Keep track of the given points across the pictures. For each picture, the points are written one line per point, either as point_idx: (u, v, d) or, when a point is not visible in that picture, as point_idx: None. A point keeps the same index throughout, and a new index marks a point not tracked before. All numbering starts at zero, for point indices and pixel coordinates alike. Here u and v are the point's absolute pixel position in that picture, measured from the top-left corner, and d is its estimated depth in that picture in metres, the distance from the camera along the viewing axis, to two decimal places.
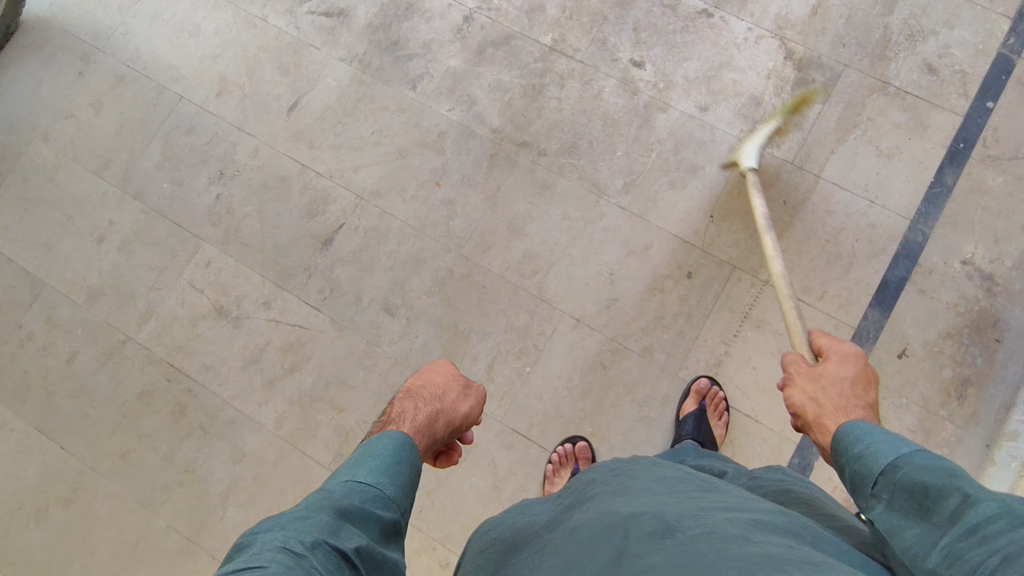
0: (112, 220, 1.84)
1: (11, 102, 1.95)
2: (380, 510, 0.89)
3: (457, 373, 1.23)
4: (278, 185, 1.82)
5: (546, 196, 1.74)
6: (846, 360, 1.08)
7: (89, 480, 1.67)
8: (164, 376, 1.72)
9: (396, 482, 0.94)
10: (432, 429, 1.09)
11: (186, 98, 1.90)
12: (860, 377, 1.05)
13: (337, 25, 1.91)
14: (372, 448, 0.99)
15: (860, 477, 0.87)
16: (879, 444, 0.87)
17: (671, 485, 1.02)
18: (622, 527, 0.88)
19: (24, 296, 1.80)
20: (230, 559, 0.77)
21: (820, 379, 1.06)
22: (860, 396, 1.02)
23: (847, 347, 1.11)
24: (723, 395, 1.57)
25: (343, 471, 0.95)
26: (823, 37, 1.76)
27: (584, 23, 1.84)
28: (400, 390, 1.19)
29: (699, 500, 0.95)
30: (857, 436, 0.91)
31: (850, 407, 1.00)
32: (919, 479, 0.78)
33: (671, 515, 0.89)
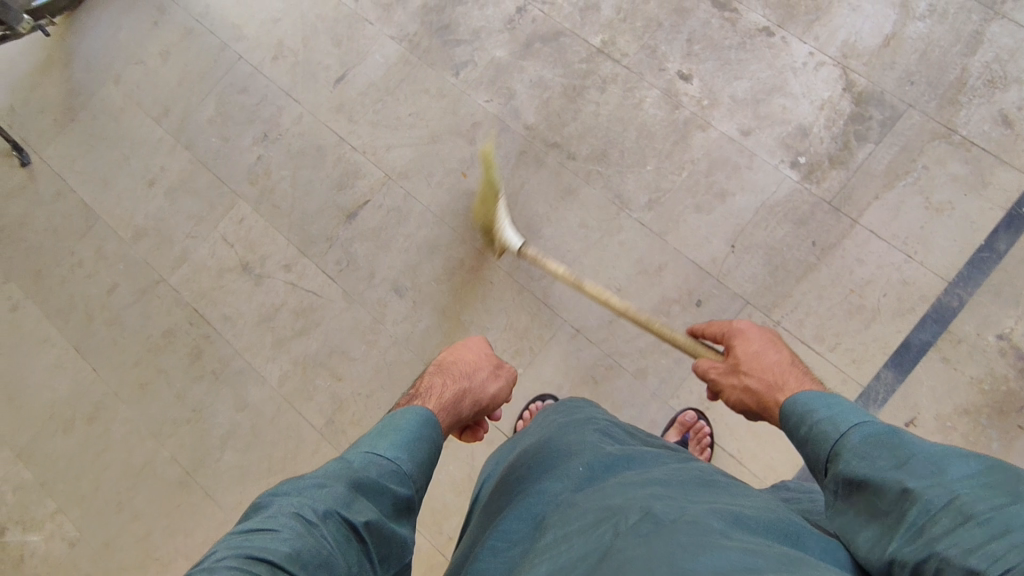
0: (163, 166, 1.96)
1: (92, 43, 2.09)
2: (394, 485, 0.89)
3: (489, 354, 1.32)
4: (314, 154, 1.88)
5: (567, 202, 1.73)
6: (749, 334, 1.18)
7: (111, 402, 1.83)
8: (187, 320, 1.85)
9: (414, 458, 0.94)
10: (458, 407, 1.16)
11: (244, 58, 1.98)
12: (765, 343, 1.15)
13: (394, 2, 1.94)
14: (394, 421, 1.00)
15: (819, 469, 0.90)
16: (823, 427, 0.90)
17: (670, 472, 0.95)
18: (614, 518, 0.79)
19: (79, 225, 1.96)
20: (245, 520, 0.78)
21: (739, 368, 1.14)
22: (780, 359, 1.12)
23: (741, 323, 1.21)
24: (708, 430, 1.54)
25: (365, 441, 0.95)
26: (890, 71, 1.64)
27: (636, 28, 1.79)
28: (432, 364, 1.26)
29: (698, 491, 0.88)
30: (802, 417, 0.95)
31: (782, 378, 1.07)
32: (864, 472, 0.80)
33: (659, 507, 0.80)
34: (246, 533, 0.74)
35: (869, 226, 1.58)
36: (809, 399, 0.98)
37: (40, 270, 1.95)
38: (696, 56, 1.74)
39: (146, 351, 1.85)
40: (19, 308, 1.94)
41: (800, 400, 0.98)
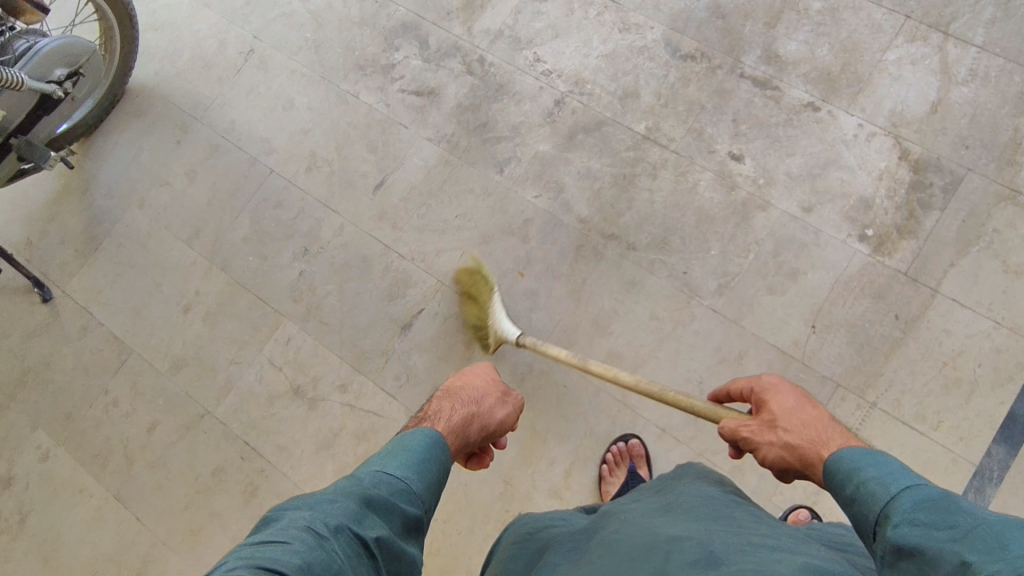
0: (198, 290, 1.86)
1: (112, 167, 2.01)
2: (403, 505, 0.90)
3: (498, 380, 1.26)
4: (360, 265, 1.81)
5: (633, 294, 1.67)
6: (780, 390, 1.03)
7: (160, 554, 1.68)
8: (238, 454, 1.72)
9: (424, 479, 0.95)
10: (465, 432, 1.10)
11: (276, 172, 1.93)
12: (800, 401, 1.01)
13: (427, 104, 1.91)
14: (405, 440, 1.01)
15: (858, 520, 0.80)
16: (870, 487, 0.78)
17: (716, 506, 1.00)
18: (665, 550, 0.88)
19: (111, 360, 1.84)
20: (257, 531, 0.79)
21: (774, 425, 0.99)
22: (815, 417, 0.97)
23: (768, 379, 1.07)
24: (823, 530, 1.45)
25: (374, 461, 0.97)
26: (943, 137, 1.64)
27: (680, 112, 1.78)
28: (439, 389, 1.21)
29: (750, 532, 0.92)
30: (848, 476, 0.83)
31: (819, 431, 0.93)
32: (912, 539, 0.70)
33: (717, 546, 0.87)
34: (255, 545, 0.74)
35: (950, 295, 1.55)
36: (855, 457, 0.84)
37: (71, 413, 1.82)
38: (745, 136, 1.73)
39: (196, 493, 1.71)
40: (50, 457, 1.79)
41: (844, 458, 0.85)
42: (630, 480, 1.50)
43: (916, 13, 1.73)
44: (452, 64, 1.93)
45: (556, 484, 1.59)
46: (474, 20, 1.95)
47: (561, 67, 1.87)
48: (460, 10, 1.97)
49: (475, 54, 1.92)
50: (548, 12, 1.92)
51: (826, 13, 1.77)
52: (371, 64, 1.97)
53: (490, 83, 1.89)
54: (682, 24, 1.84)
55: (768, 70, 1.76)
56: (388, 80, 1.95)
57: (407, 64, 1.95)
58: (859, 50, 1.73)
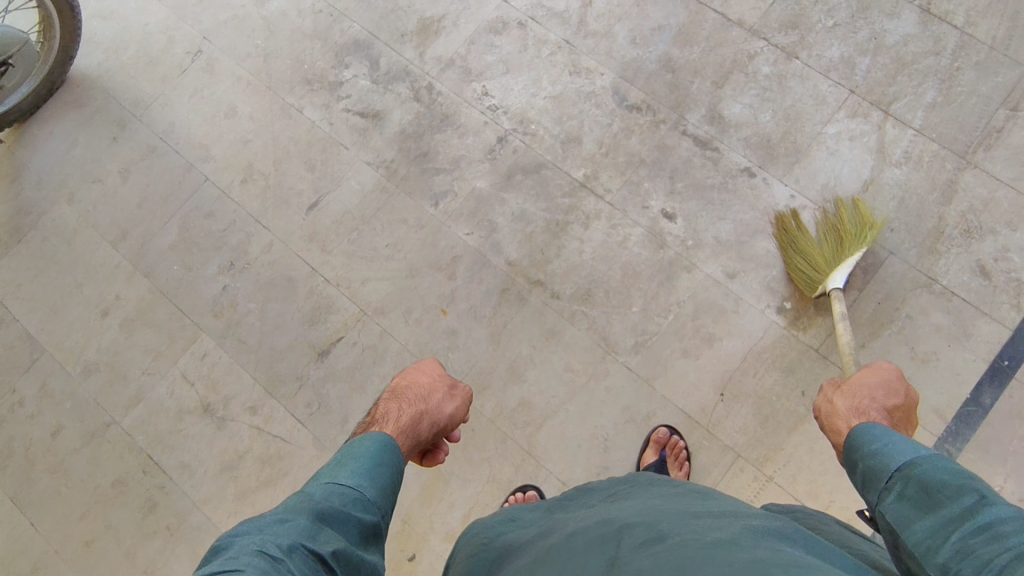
0: (119, 294, 1.83)
1: (44, 157, 1.96)
2: (359, 513, 0.90)
3: (444, 374, 1.26)
4: (285, 285, 1.79)
5: (552, 343, 1.67)
6: (877, 369, 1.11)
7: (51, 562, 1.66)
8: (141, 467, 1.70)
9: (377, 484, 0.95)
10: (416, 431, 1.12)
11: (211, 180, 1.89)
12: (884, 384, 1.08)
13: (371, 127, 1.88)
14: (355, 448, 1.00)
15: (872, 471, 0.89)
16: (897, 444, 0.88)
17: (666, 493, 1.01)
18: (616, 537, 0.87)
19: (22, 359, 1.81)
20: (207, 562, 0.77)
21: (839, 385, 1.10)
22: (879, 398, 1.05)
23: (881, 363, 1.13)
24: (684, 444, 1.55)
25: (324, 472, 0.96)
26: (871, 217, 1.66)
27: (619, 163, 1.77)
28: (387, 389, 1.22)
29: (696, 507, 0.94)
30: (876, 435, 0.92)
31: (866, 408, 1.03)
32: (934, 479, 0.80)
33: (663, 521, 0.88)
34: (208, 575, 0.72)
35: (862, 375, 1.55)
36: (885, 427, 0.94)
37: None
38: (679, 195, 1.73)
39: (95, 503, 1.69)
40: None
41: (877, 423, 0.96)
42: None
43: (860, 89, 1.74)
44: (400, 88, 1.90)
45: (453, 528, 1.59)
46: (427, 45, 1.93)
47: (508, 103, 1.86)
48: (415, 34, 1.94)
49: (425, 81, 1.90)
50: (502, 46, 1.90)
51: (773, 79, 1.78)
52: (319, 79, 1.94)
53: (435, 112, 1.87)
54: (631, 73, 1.83)
55: (710, 130, 1.76)
56: (334, 98, 1.92)
57: (355, 83, 1.92)
58: (801, 119, 1.74)
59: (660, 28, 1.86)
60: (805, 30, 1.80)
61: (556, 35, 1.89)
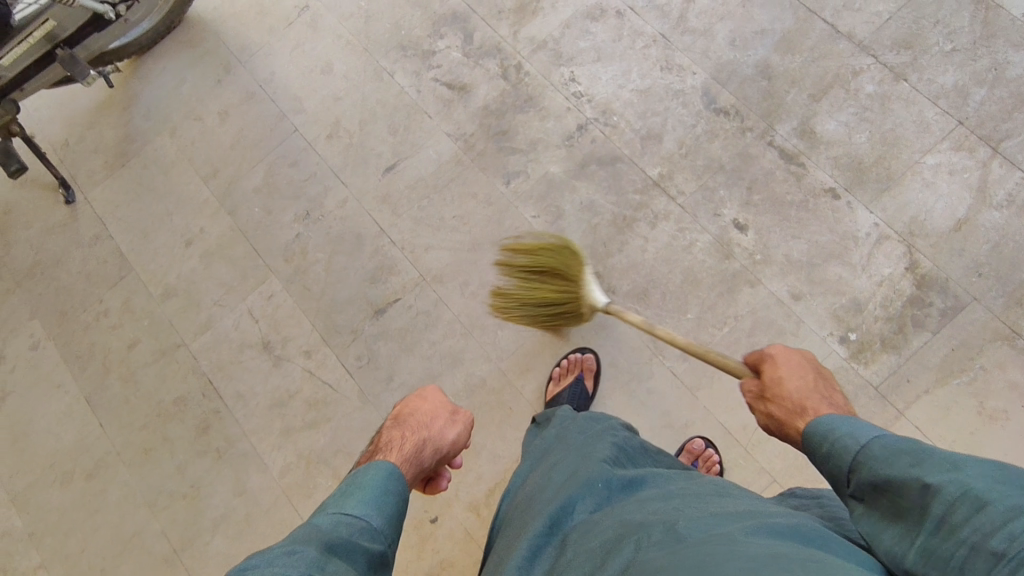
0: (203, 228, 1.96)
1: (154, 91, 2.10)
2: (367, 542, 0.92)
3: (445, 401, 1.28)
4: (353, 241, 1.86)
5: (600, 336, 1.68)
6: (778, 360, 1.07)
7: (112, 462, 1.81)
8: (201, 391, 1.82)
9: (384, 513, 0.97)
10: (419, 459, 1.14)
11: (299, 132, 1.98)
12: (795, 372, 1.04)
13: (456, 99, 1.92)
14: (360, 478, 1.01)
15: (836, 478, 0.85)
16: (841, 441, 0.84)
17: (680, 489, 0.96)
18: (633, 538, 0.82)
19: (112, 274, 1.96)
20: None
21: (765, 395, 1.06)
22: (806, 390, 1.01)
23: (774, 347, 1.10)
24: (717, 459, 1.53)
25: (330, 504, 0.97)
26: (959, 258, 1.56)
27: (697, 166, 1.74)
28: (390, 416, 1.24)
29: (713, 504, 0.89)
30: (820, 435, 0.88)
31: (804, 406, 0.99)
32: (883, 476, 0.76)
33: (680, 520, 0.83)
34: None
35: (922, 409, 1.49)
36: (830, 418, 0.90)
37: (66, 312, 1.95)
38: (755, 207, 1.68)
39: (156, 416, 1.83)
40: (40, 348, 1.94)
41: (822, 418, 0.91)
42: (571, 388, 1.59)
43: (971, 120, 1.63)
44: (489, 64, 1.92)
45: (477, 499, 1.63)
46: (522, 24, 1.94)
47: (594, 92, 1.85)
48: (512, 11, 1.95)
49: (515, 59, 1.91)
50: (597, 33, 1.89)
51: (876, 99, 1.69)
52: (414, 46, 1.99)
53: (521, 92, 1.88)
54: (725, 76, 1.79)
55: (799, 144, 1.70)
56: (425, 66, 1.96)
57: (447, 54, 1.96)
58: (899, 145, 1.65)
59: (762, 32, 1.80)
60: (920, 51, 1.70)
61: (653, 28, 1.86)
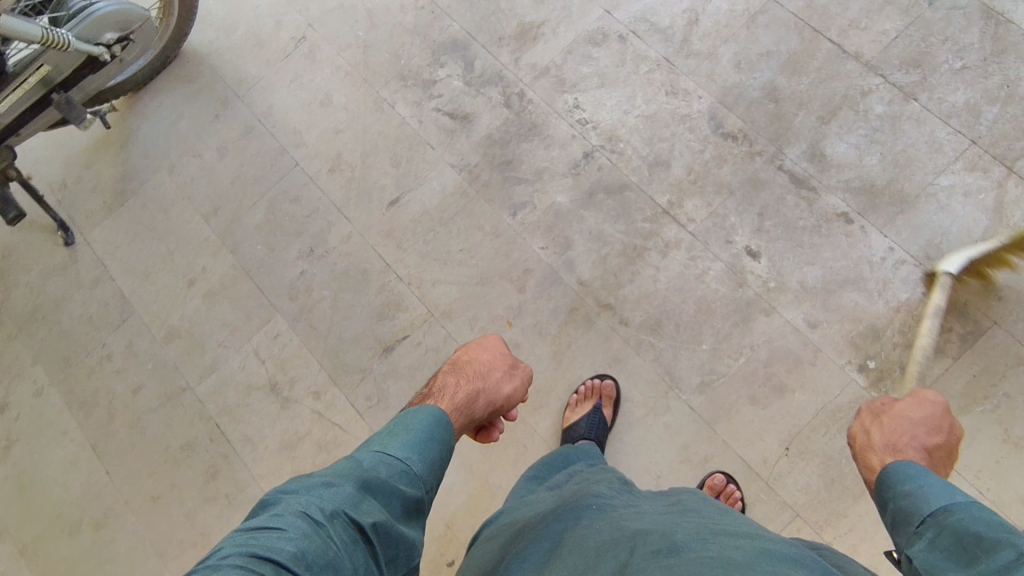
0: (205, 267, 1.92)
1: (152, 128, 2.07)
2: (404, 488, 0.92)
3: (506, 353, 1.28)
4: (359, 277, 1.83)
5: (614, 370, 1.65)
6: (925, 403, 1.01)
7: (120, 510, 1.78)
8: (208, 435, 1.79)
9: (425, 460, 0.97)
10: (471, 409, 1.13)
11: (300, 166, 1.95)
12: (926, 422, 0.99)
13: (458, 129, 1.89)
14: (408, 420, 1.02)
15: (903, 514, 0.85)
16: (931, 488, 0.84)
17: (683, 505, 1.02)
18: (630, 543, 0.88)
19: (114, 316, 1.93)
20: (253, 516, 0.81)
21: (877, 415, 1.03)
22: (919, 437, 0.97)
23: (929, 393, 1.03)
24: (739, 495, 1.50)
25: (375, 440, 0.98)
26: (978, 281, 1.54)
27: (706, 192, 1.71)
28: (448, 362, 1.25)
29: (714, 522, 0.95)
30: (910, 476, 0.88)
31: (903, 445, 0.95)
32: (970, 530, 0.75)
33: (679, 535, 0.88)
34: (251, 530, 0.77)
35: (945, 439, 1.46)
36: (920, 469, 0.90)
37: (69, 357, 1.92)
38: (766, 233, 1.66)
39: (164, 462, 1.79)
40: (43, 394, 1.90)
41: (914, 465, 0.90)
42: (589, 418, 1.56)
43: (983, 140, 1.61)
44: (491, 92, 1.90)
45: None
46: (523, 51, 1.91)
47: (599, 118, 1.82)
48: (513, 38, 1.93)
49: (517, 87, 1.88)
50: (599, 59, 1.86)
51: (886, 119, 1.67)
52: (414, 76, 1.96)
53: (524, 120, 1.86)
54: (731, 99, 1.76)
55: (809, 168, 1.67)
56: (426, 96, 1.94)
57: (448, 83, 1.93)
58: (912, 167, 1.63)
59: (768, 53, 1.77)
60: (929, 70, 1.67)
61: (657, 52, 1.83)
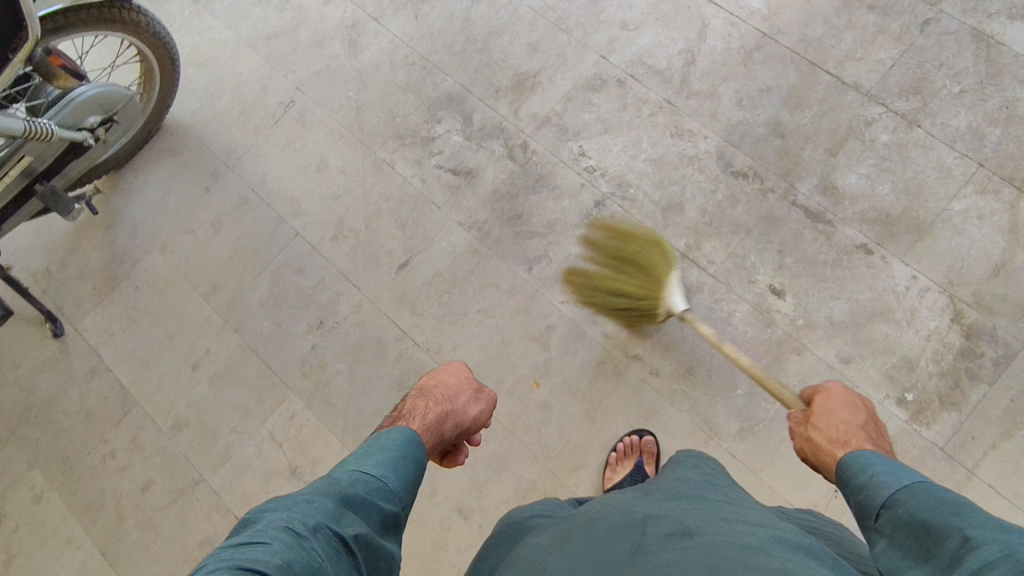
0: (209, 349, 1.83)
1: (139, 206, 1.98)
2: (381, 502, 0.88)
3: (470, 377, 1.25)
4: (374, 347, 1.76)
5: (650, 423, 1.61)
6: (833, 396, 1.09)
7: None
8: (228, 529, 1.69)
9: (401, 477, 0.93)
10: (441, 428, 1.09)
11: (301, 235, 1.88)
12: (849, 406, 1.05)
13: (463, 185, 1.85)
14: (381, 440, 0.98)
15: (862, 510, 0.85)
16: (880, 477, 0.83)
17: (694, 491, 0.99)
18: (642, 528, 0.87)
19: (114, 410, 1.82)
20: (234, 536, 0.75)
21: (810, 421, 1.06)
22: (856, 425, 1.00)
23: (833, 387, 1.12)
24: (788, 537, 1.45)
25: (349, 460, 0.93)
26: (1003, 303, 1.54)
27: (724, 233, 1.69)
28: (413, 388, 1.20)
29: (726, 510, 0.92)
30: (859, 468, 0.87)
31: (846, 436, 0.97)
32: (921, 521, 0.75)
33: (692, 521, 0.86)
34: (233, 547, 0.72)
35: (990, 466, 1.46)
36: (869, 455, 0.89)
37: (69, 457, 1.80)
38: (789, 270, 1.64)
39: (181, 563, 1.68)
40: (44, 500, 1.78)
41: (857, 454, 0.90)
42: (631, 474, 1.53)
43: (990, 162, 1.63)
44: (493, 145, 1.86)
45: None
46: (522, 101, 1.88)
47: (606, 165, 1.80)
48: (510, 89, 1.90)
49: (519, 138, 1.85)
50: (600, 104, 1.85)
51: (893, 148, 1.68)
52: (412, 134, 1.92)
53: (530, 172, 1.82)
54: (738, 137, 1.75)
55: (824, 202, 1.67)
56: (426, 154, 1.89)
57: (448, 138, 1.89)
58: (924, 193, 1.64)
59: (768, 89, 1.77)
60: (929, 96, 1.69)
61: (657, 94, 1.82)
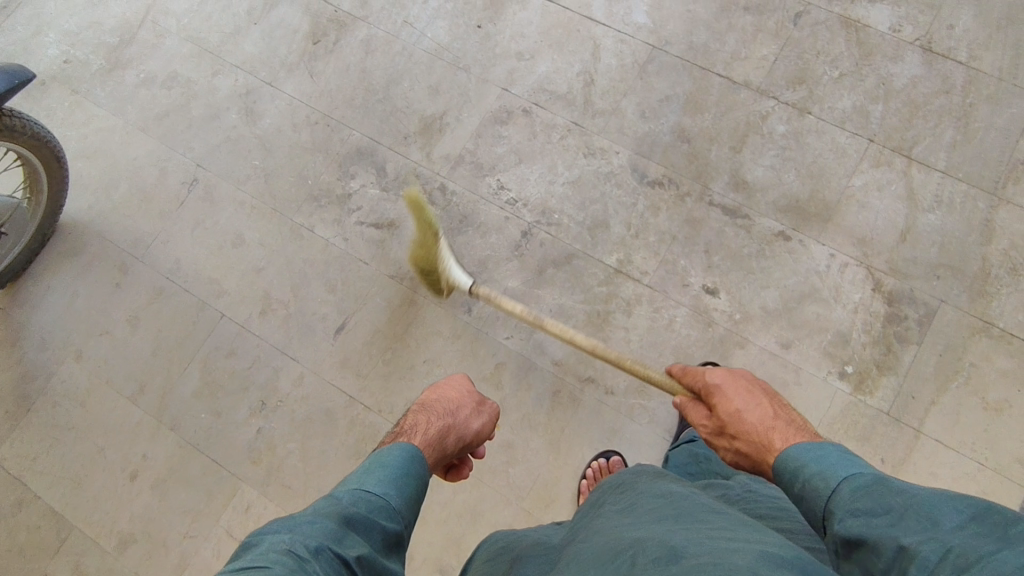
0: (145, 454, 1.71)
1: (44, 315, 1.85)
2: (383, 520, 0.88)
3: (472, 391, 1.24)
4: (324, 419, 1.69)
5: (614, 442, 1.61)
6: (724, 392, 1.07)
7: None
8: None
9: (403, 494, 0.93)
10: (443, 444, 1.08)
11: (227, 316, 1.80)
12: (744, 398, 1.05)
13: (387, 237, 1.81)
14: (382, 457, 0.97)
15: (811, 514, 0.87)
16: (815, 483, 0.86)
17: (675, 500, 0.95)
18: (630, 555, 0.81)
19: (50, 540, 1.67)
20: (237, 559, 0.76)
21: (725, 432, 1.05)
22: (763, 418, 1.01)
23: (713, 377, 1.10)
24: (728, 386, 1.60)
25: (352, 479, 0.93)
26: (915, 266, 1.64)
27: (650, 243, 1.73)
28: (414, 403, 1.19)
29: (707, 523, 0.85)
30: (794, 473, 0.90)
31: (767, 436, 0.99)
32: (859, 530, 0.77)
33: (677, 540, 0.81)
34: (236, 570, 0.72)
35: (934, 421, 1.54)
36: (800, 452, 0.92)
37: None
38: (718, 268, 1.69)
39: None
40: None
41: (790, 457, 0.93)
42: None
43: (878, 136, 1.73)
44: None
45: None
46: (432, 144, 1.87)
47: (526, 195, 1.81)
48: (418, 134, 1.89)
49: (436, 182, 1.84)
50: (510, 136, 1.86)
51: (790, 136, 1.76)
52: (326, 194, 1.87)
53: (452, 214, 1.81)
54: (647, 149, 1.80)
55: (737, 198, 1.73)
56: (345, 212, 1.85)
57: (364, 193, 1.86)
58: (826, 175, 1.72)
59: (666, 99, 1.83)
60: (813, 84, 1.79)
61: (564, 118, 1.85)
